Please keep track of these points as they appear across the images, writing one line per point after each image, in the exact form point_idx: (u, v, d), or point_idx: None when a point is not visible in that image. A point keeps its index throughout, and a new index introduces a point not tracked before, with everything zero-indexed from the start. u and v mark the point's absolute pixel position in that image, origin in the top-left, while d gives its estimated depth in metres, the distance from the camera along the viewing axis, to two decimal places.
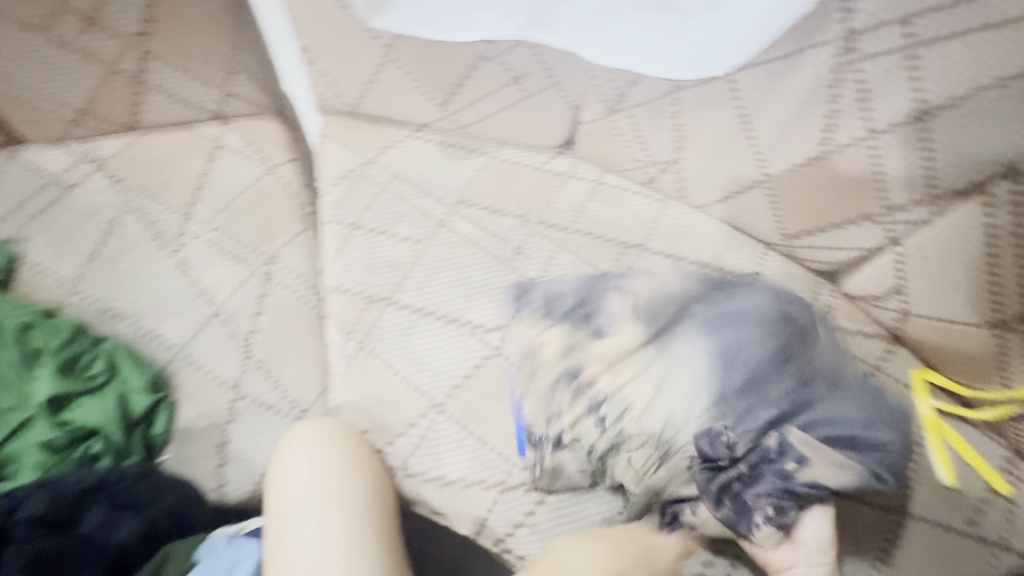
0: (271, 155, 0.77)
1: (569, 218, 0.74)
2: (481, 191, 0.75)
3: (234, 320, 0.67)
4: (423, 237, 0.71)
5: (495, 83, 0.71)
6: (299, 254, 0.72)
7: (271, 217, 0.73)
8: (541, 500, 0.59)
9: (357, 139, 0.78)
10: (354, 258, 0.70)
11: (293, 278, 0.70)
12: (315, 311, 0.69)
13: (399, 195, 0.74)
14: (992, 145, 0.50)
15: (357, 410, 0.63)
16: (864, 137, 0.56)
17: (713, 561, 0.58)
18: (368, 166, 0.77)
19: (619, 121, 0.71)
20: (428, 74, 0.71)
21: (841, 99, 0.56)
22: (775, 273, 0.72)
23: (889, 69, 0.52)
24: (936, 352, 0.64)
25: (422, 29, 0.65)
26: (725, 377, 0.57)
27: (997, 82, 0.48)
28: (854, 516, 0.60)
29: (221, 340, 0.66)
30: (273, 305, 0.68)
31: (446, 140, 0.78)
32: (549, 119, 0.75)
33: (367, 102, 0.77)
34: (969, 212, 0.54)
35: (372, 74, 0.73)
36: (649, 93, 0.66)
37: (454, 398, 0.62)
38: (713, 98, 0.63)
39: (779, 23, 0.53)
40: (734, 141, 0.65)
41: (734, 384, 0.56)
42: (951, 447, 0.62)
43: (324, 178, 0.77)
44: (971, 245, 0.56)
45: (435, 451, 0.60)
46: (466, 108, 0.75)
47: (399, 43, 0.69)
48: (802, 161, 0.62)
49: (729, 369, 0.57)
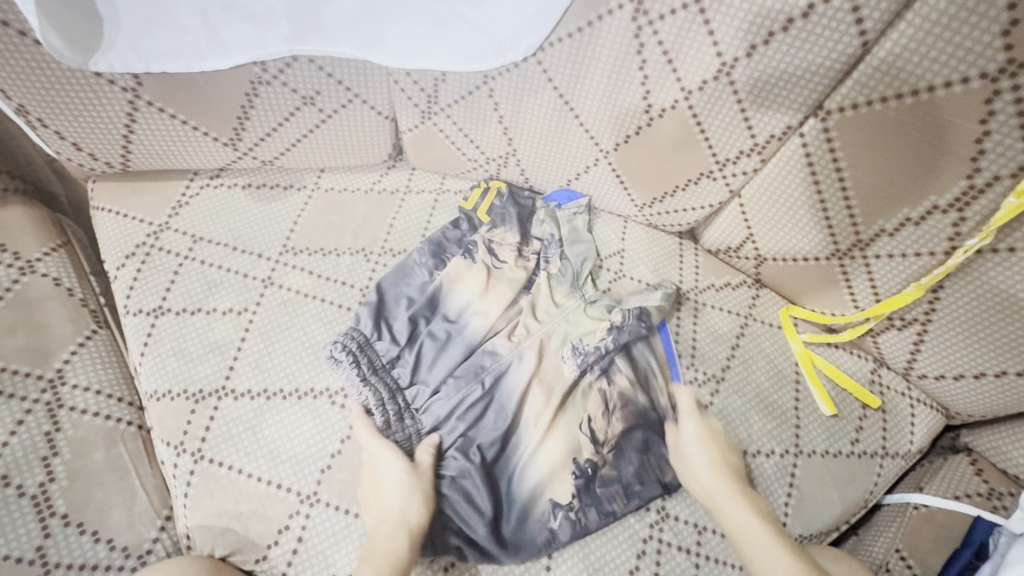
0: (21, 248, 0.61)
1: (416, 239, 0.67)
2: (309, 233, 0.65)
3: (14, 475, 0.51)
4: (248, 304, 0.60)
5: (284, 108, 0.60)
6: (96, 364, 0.58)
7: (44, 327, 0.58)
8: (451, 563, 0.53)
9: (139, 205, 0.65)
10: (167, 352, 0.58)
11: (91, 397, 0.56)
12: (135, 429, 0.57)
13: (207, 261, 0.62)
14: (795, 86, 0.50)
15: (209, 533, 0.52)
16: (681, 98, 0.54)
17: (638, 567, 0.54)
18: (161, 234, 0.63)
19: (440, 123, 0.64)
20: (200, 113, 0.59)
21: (647, 62, 0.53)
22: (638, 245, 0.69)
23: (685, 25, 0.49)
24: (793, 288, 0.65)
25: (167, 61, 0.53)
26: (530, 215, 0.68)
27: (783, 23, 0.46)
28: (759, 470, 0.59)
29: (3, 505, 0.50)
30: (69, 439, 0.54)
31: (254, 181, 0.67)
32: (363, 137, 0.65)
33: (136, 159, 0.63)
34: (789, 151, 0.54)
35: (125, 125, 0.58)
36: (459, 89, 0.60)
37: (327, 484, 0.54)
38: (527, 84, 0.58)
39: (553, 21, 0.52)
40: (562, 122, 0.60)
41: (450, 358, 0.59)
42: (823, 373, 0.64)
43: (108, 261, 0.63)
44: (798, 182, 0.55)
45: (319, 551, 0.52)
46: (262, 142, 0.63)
47: (143, 81, 0.55)
48: (631, 132, 0.58)
49: (451, 368, 0.59)
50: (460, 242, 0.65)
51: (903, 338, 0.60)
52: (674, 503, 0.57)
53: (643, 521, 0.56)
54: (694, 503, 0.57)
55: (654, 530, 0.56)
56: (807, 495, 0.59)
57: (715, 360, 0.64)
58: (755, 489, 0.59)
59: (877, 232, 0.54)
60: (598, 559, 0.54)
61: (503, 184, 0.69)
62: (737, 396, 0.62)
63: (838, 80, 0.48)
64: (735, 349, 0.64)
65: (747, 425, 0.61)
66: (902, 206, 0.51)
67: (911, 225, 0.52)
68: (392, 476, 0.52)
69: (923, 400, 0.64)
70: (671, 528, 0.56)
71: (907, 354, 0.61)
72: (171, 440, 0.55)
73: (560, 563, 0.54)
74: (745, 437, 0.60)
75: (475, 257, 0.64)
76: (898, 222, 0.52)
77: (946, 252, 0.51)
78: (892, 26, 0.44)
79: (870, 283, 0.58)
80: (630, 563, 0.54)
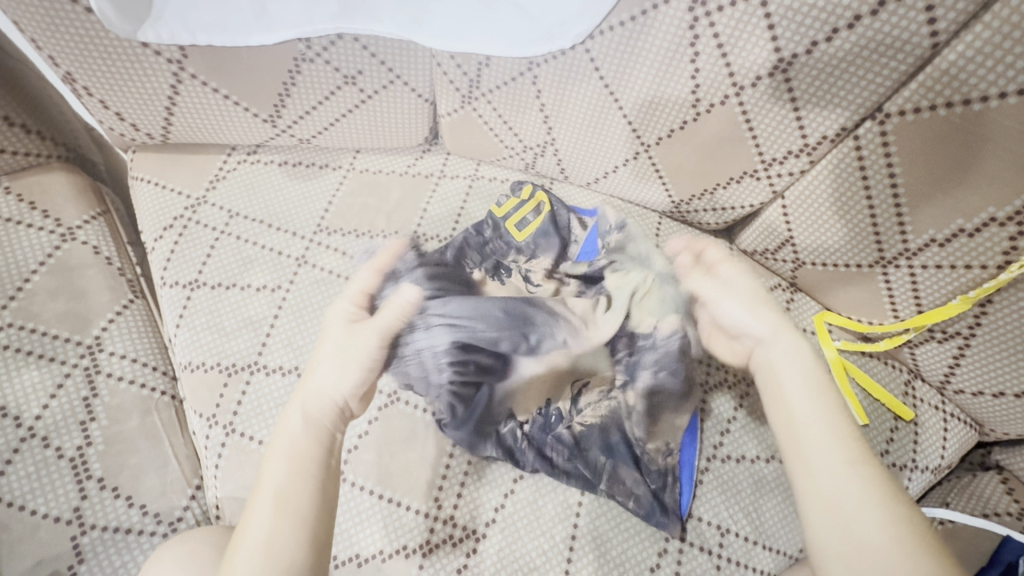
0: (63, 216, 0.62)
1: (448, 225, 0.66)
2: (343, 214, 0.65)
3: (55, 437, 0.53)
4: (281, 282, 0.61)
5: (325, 87, 0.60)
6: (132, 333, 0.59)
7: (84, 294, 0.59)
8: (472, 551, 0.53)
9: (178, 177, 0.65)
10: (201, 325, 0.58)
11: (127, 364, 0.57)
12: (168, 398, 0.58)
13: (243, 237, 0.63)
14: (854, 86, 0.48)
15: (238, 504, 0.53)
16: (732, 93, 0.52)
17: (659, 564, 0.54)
18: (198, 207, 0.64)
19: (480, 108, 0.63)
20: (240, 87, 0.59)
21: (700, 55, 0.51)
22: (673, 242, 0.68)
23: (743, 18, 0.48)
24: (831, 294, 0.63)
25: (214, 34, 0.53)
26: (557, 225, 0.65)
27: (851, 20, 0.44)
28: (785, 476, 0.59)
29: (43, 466, 0.52)
30: (106, 405, 0.55)
31: (290, 159, 0.67)
32: (401, 119, 0.65)
33: (176, 130, 0.63)
34: (842, 154, 0.52)
35: (168, 97, 0.59)
36: (502, 75, 0.59)
37: (352, 466, 0.56)
38: (572, 72, 0.57)
39: (603, 9, 0.51)
40: (604, 113, 0.59)
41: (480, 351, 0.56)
42: (856, 382, 0.62)
43: (147, 232, 0.64)
44: (847, 188, 0.54)
45: (343, 530, 0.54)
46: (302, 120, 0.62)
47: (189, 53, 0.55)
48: (675, 126, 0.57)
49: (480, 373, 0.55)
50: (481, 251, 0.63)
51: (942, 351, 0.58)
52: (699, 503, 0.57)
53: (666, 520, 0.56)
54: (717, 505, 0.57)
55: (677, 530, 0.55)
56: None
57: None
58: (781, 495, 0.58)
59: (927, 242, 0.52)
60: (618, 555, 0.54)
61: (546, 202, 0.66)
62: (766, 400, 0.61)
63: (902, 82, 0.47)
64: None
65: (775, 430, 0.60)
66: (957, 215, 0.49)
67: (963, 237, 0.50)
68: (330, 341, 0.50)
69: (957, 415, 0.63)
70: (695, 528, 0.56)
71: (944, 368, 0.60)
72: (204, 411, 0.56)
73: (581, 556, 0.54)
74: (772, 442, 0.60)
75: (505, 279, 0.61)
76: (951, 232, 0.50)
77: (999, 266, 0.50)
78: (966, 28, 0.42)
79: (913, 294, 0.56)
80: (651, 561, 0.54)
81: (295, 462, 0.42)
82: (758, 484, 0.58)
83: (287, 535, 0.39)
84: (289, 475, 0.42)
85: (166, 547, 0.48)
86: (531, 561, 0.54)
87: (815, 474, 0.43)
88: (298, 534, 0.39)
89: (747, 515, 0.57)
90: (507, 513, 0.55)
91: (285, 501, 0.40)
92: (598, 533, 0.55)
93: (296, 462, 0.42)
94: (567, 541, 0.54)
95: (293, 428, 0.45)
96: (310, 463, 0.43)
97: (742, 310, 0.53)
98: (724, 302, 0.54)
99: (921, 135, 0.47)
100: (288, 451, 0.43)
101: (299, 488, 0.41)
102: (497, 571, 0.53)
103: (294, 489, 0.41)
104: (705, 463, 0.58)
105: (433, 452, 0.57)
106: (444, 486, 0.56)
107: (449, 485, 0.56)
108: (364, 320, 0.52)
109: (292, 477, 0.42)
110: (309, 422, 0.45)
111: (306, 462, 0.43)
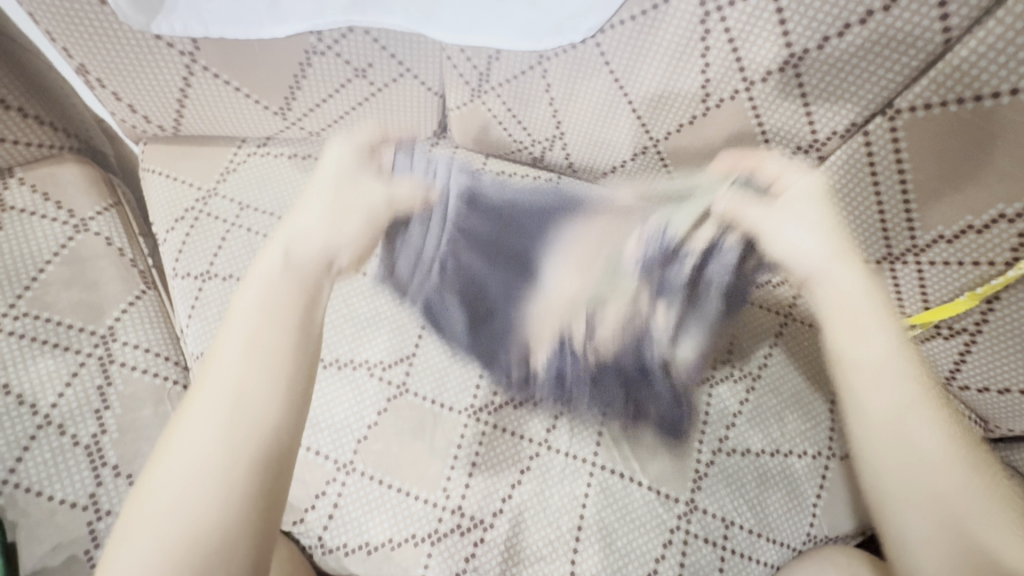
0: (77, 208, 0.62)
1: None
2: None
3: (70, 425, 0.54)
4: None
5: (333, 82, 0.60)
6: (144, 323, 0.60)
7: (97, 284, 0.60)
8: (479, 540, 0.54)
9: (189, 169, 0.66)
10: (212, 316, 0.59)
11: (140, 354, 0.58)
12: (181, 388, 0.58)
13: (253, 229, 0.63)
14: (866, 81, 0.48)
15: None
16: (742, 89, 0.52)
17: (665, 555, 0.55)
18: (209, 199, 0.64)
19: (489, 102, 0.63)
20: (251, 79, 0.59)
21: (711, 49, 0.51)
22: None
23: (755, 13, 0.48)
24: None
25: (226, 27, 0.53)
26: None
27: (861, 16, 0.45)
28: (790, 469, 0.59)
29: (59, 453, 0.53)
30: (120, 394, 0.56)
31: (300, 151, 0.67)
32: (410, 112, 0.65)
33: (187, 123, 0.63)
34: (851, 150, 0.52)
35: (180, 89, 0.59)
36: (511, 68, 0.59)
37: (363, 456, 0.57)
38: (582, 65, 0.57)
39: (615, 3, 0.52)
40: (614, 107, 0.59)
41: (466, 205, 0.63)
42: None
43: (159, 224, 0.65)
44: (857, 187, 0.53)
45: (353, 518, 0.55)
46: (311, 112, 0.63)
47: (202, 46, 0.55)
48: (685, 121, 0.57)
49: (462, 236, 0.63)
50: None
51: (948, 347, 0.58)
52: (704, 496, 0.57)
53: (671, 512, 0.56)
54: (723, 498, 0.57)
55: (682, 522, 0.56)
56: (836, 498, 0.59)
57: (751, 358, 0.63)
58: (786, 488, 0.58)
59: (935, 238, 0.52)
60: (624, 546, 0.55)
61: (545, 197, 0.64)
62: (771, 395, 0.62)
63: (914, 76, 0.46)
64: (773, 348, 0.63)
65: (780, 424, 0.61)
66: (966, 211, 0.49)
67: (972, 233, 0.50)
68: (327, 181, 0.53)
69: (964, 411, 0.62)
70: (700, 520, 0.56)
71: (951, 363, 0.59)
72: None
73: (587, 546, 0.54)
74: (777, 436, 0.60)
75: None
76: (959, 229, 0.50)
77: (1007, 263, 0.50)
78: (979, 24, 0.42)
79: (920, 291, 0.56)
80: (656, 551, 0.55)
81: (236, 387, 0.39)
82: (763, 477, 0.59)
83: (243, 445, 0.37)
84: (233, 397, 0.39)
85: None
86: (537, 550, 0.55)
87: (878, 425, 0.46)
88: (272, 426, 0.39)
89: (752, 507, 0.57)
90: (515, 503, 0.56)
91: (220, 426, 0.38)
92: (604, 523, 0.56)
93: (243, 379, 0.40)
94: (573, 532, 0.55)
95: (232, 352, 0.41)
96: (261, 377, 0.40)
97: (803, 235, 0.53)
98: (793, 230, 0.53)
99: (934, 130, 0.47)
100: (234, 370, 0.40)
101: (247, 412, 0.39)
102: (503, 560, 0.54)
103: (243, 412, 0.38)
104: (711, 456, 0.59)
105: (441, 443, 0.58)
106: (452, 476, 0.56)
107: (457, 476, 0.56)
108: (366, 162, 0.55)
109: (242, 394, 0.39)
110: (280, 269, 0.46)
111: (243, 393, 0.39)
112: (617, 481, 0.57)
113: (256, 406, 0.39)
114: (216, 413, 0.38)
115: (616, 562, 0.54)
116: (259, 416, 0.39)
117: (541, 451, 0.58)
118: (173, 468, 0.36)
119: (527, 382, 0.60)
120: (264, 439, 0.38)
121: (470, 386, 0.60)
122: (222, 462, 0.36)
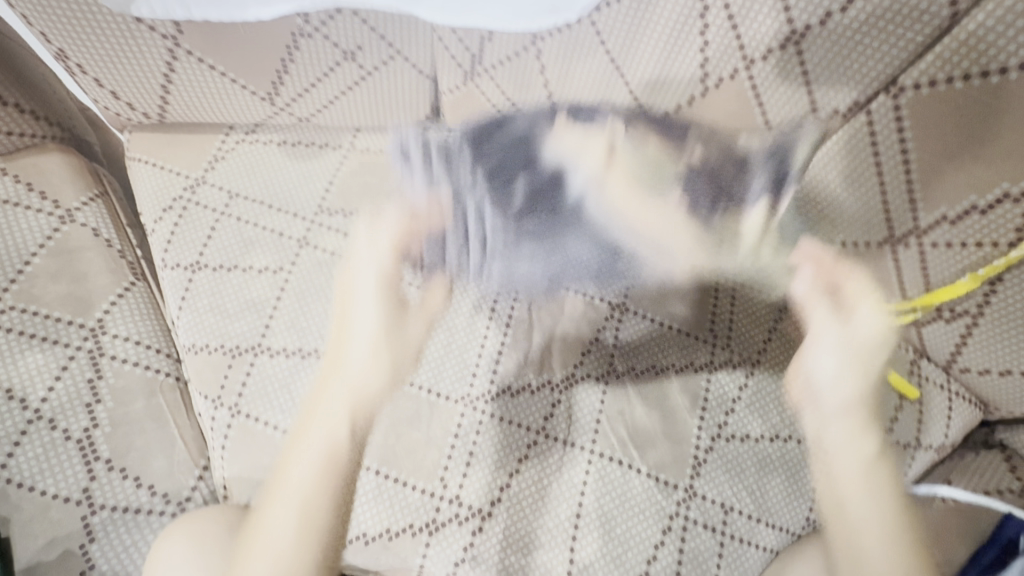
0: (62, 198, 0.61)
1: None
2: (345, 194, 0.64)
3: (61, 419, 0.53)
4: (283, 264, 0.60)
5: (324, 63, 0.58)
6: (134, 315, 0.59)
7: (85, 276, 0.59)
8: (478, 529, 0.54)
9: (175, 157, 0.64)
10: (204, 307, 0.58)
11: (130, 346, 0.57)
12: (173, 380, 0.58)
13: (244, 218, 0.62)
14: (868, 58, 0.47)
15: (246, 484, 0.53)
16: (741, 67, 0.51)
17: (664, 541, 0.55)
18: (198, 187, 0.63)
19: (483, 84, 0.61)
20: (238, 64, 0.58)
21: (710, 27, 0.50)
22: None
23: None
24: None
25: (209, 9, 0.52)
26: None
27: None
28: (790, 455, 0.59)
29: (51, 447, 0.52)
30: (112, 387, 0.55)
31: (289, 138, 0.66)
32: (404, 96, 0.63)
33: (173, 110, 0.62)
34: (854, 129, 0.50)
35: (163, 75, 0.57)
36: (506, 48, 0.58)
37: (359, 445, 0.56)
38: (577, 45, 0.56)
39: None
40: (609, 88, 0.58)
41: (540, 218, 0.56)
42: None
43: (147, 214, 0.63)
44: (858, 166, 0.52)
45: None
46: (301, 97, 0.61)
47: (184, 29, 0.54)
48: (683, 102, 0.55)
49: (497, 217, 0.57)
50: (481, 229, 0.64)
51: (949, 330, 0.57)
52: (702, 482, 0.57)
53: (670, 499, 0.56)
54: (722, 483, 0.57)
55: (680, 508, 0.56)
56: None
57: (751, 344, 0.62)
58: (786, 473, 0.58)
59: (938, 220, 0.51)
60: (622, 533, 0.55)
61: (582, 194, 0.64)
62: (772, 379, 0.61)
63: (918, 52, 0.45)
64: (772, 333, 0.62)
65: (781, 410, 0.60)
66: (970, 191, 0.48)
67: (976, 214, 0.49)
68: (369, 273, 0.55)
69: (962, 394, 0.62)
70: (698, 506, 0.56)
71: (952, 347, 0.59)
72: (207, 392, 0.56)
73: (586, 533, 0.54)
74: (777, 421, 0.59)
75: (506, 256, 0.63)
76: (963, 210, 0.49)
77: (1011, 244, 0.49)
78: None
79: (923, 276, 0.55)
80: (655, 538, 0.55)
81: (327, 460, 0.48)
82: (763, 463, 0.58)
83: (317, 521, 0.47)
84: (313, 473, 0.48)
85: (175, 528, 0.50)
86: (536, 538, 0.54)
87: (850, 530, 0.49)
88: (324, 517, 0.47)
89: (751, 492, 0.57)
90: (513, 492, 0.55)
91: (298, 495, 0.47)
92: (603, 510, 0.55)
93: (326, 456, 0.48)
94: (572, 520, 0.55)
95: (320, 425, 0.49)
96: (335, 469, 0.48)
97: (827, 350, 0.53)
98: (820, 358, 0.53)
99: (938, 107, 0.46)
100: (320, 445, 0.48)
101: (316, 499, 0.47)
102: (501, 549, 0.54)
103: (322, 500, 0.47)
104: (710, 442, 0.58)
105: (438, 431, 0.57)
106: (449, 466, 0.56)
107: (454, 465, 0.56)
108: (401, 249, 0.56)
109: (322, 469, 0.48)
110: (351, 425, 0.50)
111: (335, 459, 0.48)
112: (616, 469, 0.57)
113: (326, 495, 0.47)
114: (299, 488, 0.47)
115: (614, 549, 0.54)
116: (323, 506, 0.47)
117: (540, 440, 0.58)
118: (279, 520, 0.46)
119: (524, 370, 0.60)
120: (333, 531, 0.47)
121: (465, 374, 0.60)
122: (293, 543, 0.45)
